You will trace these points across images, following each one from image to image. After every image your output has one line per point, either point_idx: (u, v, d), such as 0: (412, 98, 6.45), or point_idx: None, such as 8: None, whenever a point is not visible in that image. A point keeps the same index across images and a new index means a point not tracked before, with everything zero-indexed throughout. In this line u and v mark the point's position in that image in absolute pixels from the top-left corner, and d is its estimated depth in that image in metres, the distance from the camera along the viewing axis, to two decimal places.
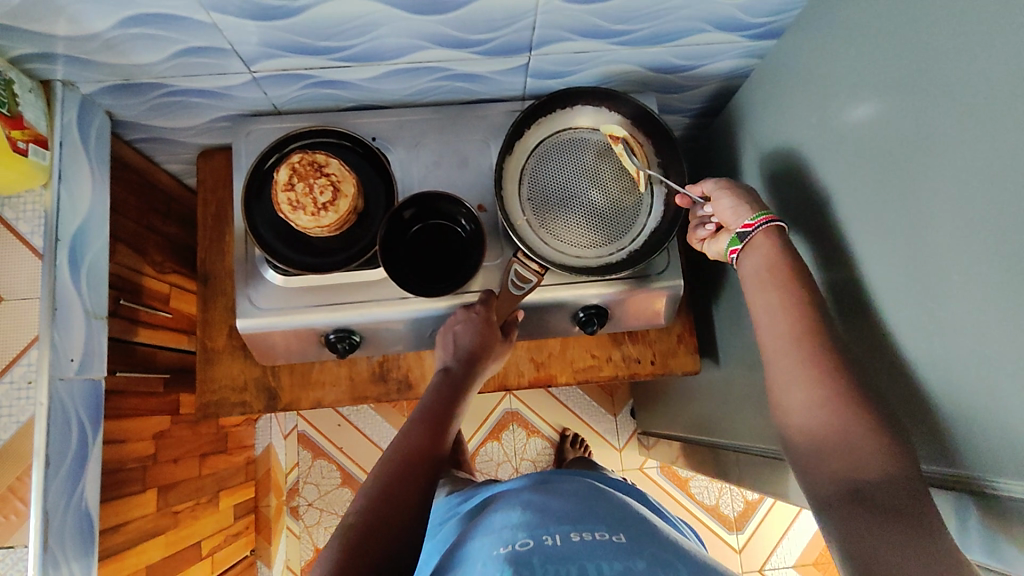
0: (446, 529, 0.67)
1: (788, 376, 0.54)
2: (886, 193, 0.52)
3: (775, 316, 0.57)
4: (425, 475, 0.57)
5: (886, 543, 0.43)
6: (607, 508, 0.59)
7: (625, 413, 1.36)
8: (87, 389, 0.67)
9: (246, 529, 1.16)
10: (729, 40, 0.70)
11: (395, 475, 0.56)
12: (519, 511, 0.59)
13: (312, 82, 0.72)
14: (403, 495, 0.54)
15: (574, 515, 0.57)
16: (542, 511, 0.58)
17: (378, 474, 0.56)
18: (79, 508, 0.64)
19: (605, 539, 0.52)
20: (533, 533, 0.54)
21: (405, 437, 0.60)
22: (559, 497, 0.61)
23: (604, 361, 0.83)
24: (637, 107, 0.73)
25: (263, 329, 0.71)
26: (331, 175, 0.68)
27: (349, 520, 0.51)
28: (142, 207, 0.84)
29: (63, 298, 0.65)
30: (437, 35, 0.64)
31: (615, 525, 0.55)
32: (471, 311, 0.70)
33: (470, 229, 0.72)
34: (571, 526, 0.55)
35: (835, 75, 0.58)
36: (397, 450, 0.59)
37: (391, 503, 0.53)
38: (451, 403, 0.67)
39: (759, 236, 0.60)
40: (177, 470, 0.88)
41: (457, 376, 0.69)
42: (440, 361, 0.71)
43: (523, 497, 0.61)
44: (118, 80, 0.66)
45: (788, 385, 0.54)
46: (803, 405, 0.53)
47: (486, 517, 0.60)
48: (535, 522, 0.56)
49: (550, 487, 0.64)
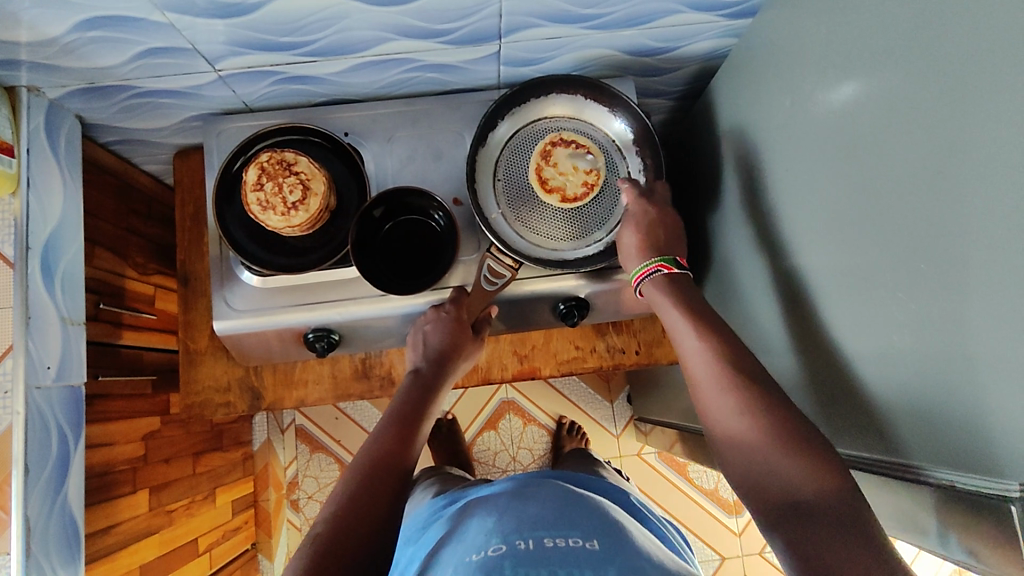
0: (430, 532, 0.67)
1: (715, 398, 0.55)
2: (861, 176, 0.50)
3: (693, 349, 0.59)
4: (394, 478, 0.57)
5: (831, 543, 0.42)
6: (585, 513, 0.59)
7: (622, 400, 1.36)
8: (66, 395, 0.67)
9: (246, 523, 1.18)
10: (705, 20, 0.67)
11: (362, 484, 0.55)
12: (494, 517, 0.59)
13: (280, 79, 0.70)
14: (371, 503, 0.54)
15: (550, 519, 0.57)
16: (517, 515, 0.58)
17: (347, 481, 0.56)
18: (63, 512, 0.65)
19: (577, 546, 0.52)
20: (506, 537, 0.54)
21: (373, 444, 0.60)
22: (535, 500, 0.61)
23: (588, 352, 0.82)
24: (612, 93, 0.71)
25: (241, 330, 0.70)
26: (300, 173, 0.67)
27: (315, 531, 0.51)
28: (121, 209, 0.83)
29: (37, 307, 0.65)
30: (403, 26, 0.63)
31: (592, 531, 0.55)
32: (440, 311, 0.69)
33: (444, 223, 0.71)
34: (545, 530, 0.55)
35: (810, 54, 0.55)
36: (367, 455, 0.59)
37: (357, 510, 0.53)
38: (421, 402, 0.67)
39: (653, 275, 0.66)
40: (169, 469, 0.88)
41: (427, 376, 0.69)
42: (411, 362, 0.71)
43: (501, 502, 0.62)
44: (84, 84, 0.66)
45: (719, 413, 0.54)
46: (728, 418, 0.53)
47: (465, 522, 0.61)
48: (509, 527, 0.56)
49: (529, 491, 0.64)
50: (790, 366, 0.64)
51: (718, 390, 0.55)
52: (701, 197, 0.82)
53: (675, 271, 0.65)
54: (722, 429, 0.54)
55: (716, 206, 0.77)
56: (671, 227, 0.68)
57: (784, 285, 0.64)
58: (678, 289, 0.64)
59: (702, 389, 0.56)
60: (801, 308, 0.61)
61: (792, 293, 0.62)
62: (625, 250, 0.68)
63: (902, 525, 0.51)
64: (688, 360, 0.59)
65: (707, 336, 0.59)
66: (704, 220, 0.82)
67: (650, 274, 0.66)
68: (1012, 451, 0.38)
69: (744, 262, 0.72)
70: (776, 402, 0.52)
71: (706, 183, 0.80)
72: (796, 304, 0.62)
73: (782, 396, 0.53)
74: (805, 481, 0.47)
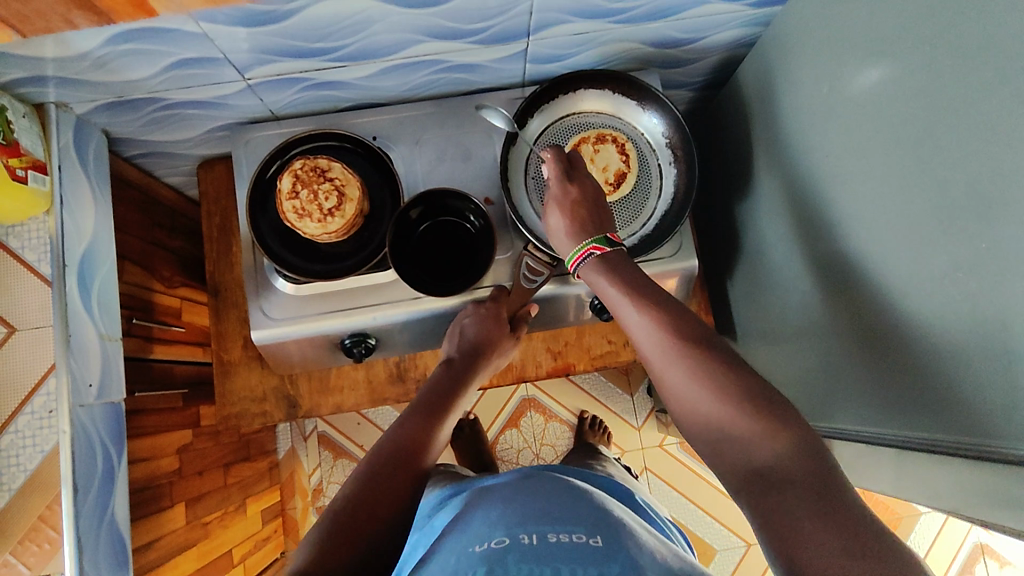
0: (434, 521, 0.68)
1: (671, 373, 0.54)
2: (903, 160, 0.51)
3: (635, 320, 0.58)
4: (420, 463, 0.59)
5: (790, 507, 0.43)
6: (588, 509, 0.59)
7: (642, 392, 1.36)
8: (108, 412, 0.67)
9: (275, 532, 1.17)
10: (730, 10, 0.68)
11: (376, 467, 0.56)
12: (498, 510, 0.60)
13: (308, 85, 0.70)
14: (380, 486, 0.54)
15: (556, 514, 0.57)
16: (522, 509, 0.59)
17: (370, 459, 0.57)
18: (111, 529, 0.65)
19: (581, 542, 0.52)
20: (509, 531, 0.55)
21: (397, 431, 0.61)
22: (540, 494, 0.62)
23: (621, 346, 0.82)
24: (640, 87, 0.71)
25: (277, 339, 0.70)
26: (334, 179, 0.66)
27: (338, 504, 0.52)
28: (147, 223, 0.83)
29: (76, 325, 0.64)
30: (432, 27, 0.63)
31: (596, 528, 0.55)
32: (480, 307, 0.70)
33: (479, 224, 0.71)
34: (550, 524, 0.55)
35: (845, 40, 0.56)
36: (394, 439, 0.60)
37: (382, 487, 0.54)
38: (449, 392, 0.68)
39: (591, 265, 0.62)
40: (203, 482, 0.88)
41: (458, 368, 0.70)
42: (444, 352, 0.73)
43: (506, 496, 0.63)
44: (112, 98, 0.65)
45: (682, 391, 0.54)
46: (691, 395, 0.53)
47: (469, 514, 0.62)
48: (512, 521, 0.57)
49: (533, 486, 0.64)
50: (830, 350, 0.65)
51: (671, 365, 0.55)
52: (727, 187, 0.82)
53: (608, 249, 0.62)
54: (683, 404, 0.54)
55: (746, 195, 0.78)
56: (594, 199, 0.65)
57: (822, 269, 0.64)
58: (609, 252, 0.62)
59: (660, 368, 0.56)
60: (842, 293, 0.61)
61: (831, 278, 0.63)
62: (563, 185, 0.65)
63: (954, 504, 0.51)
64: (637, 338, 0.58)
65: (651, 308, 0.57)
66: (730, 210, 0.82)
67: (585, 257, 0.63)
68: None
69: (777, 250, 0.73)
70: (727, 370, 0.52)
71: (733, 173, 0.81)
72: (834, 290, 0.63)
73: None
74: (769, 451, 0.47)
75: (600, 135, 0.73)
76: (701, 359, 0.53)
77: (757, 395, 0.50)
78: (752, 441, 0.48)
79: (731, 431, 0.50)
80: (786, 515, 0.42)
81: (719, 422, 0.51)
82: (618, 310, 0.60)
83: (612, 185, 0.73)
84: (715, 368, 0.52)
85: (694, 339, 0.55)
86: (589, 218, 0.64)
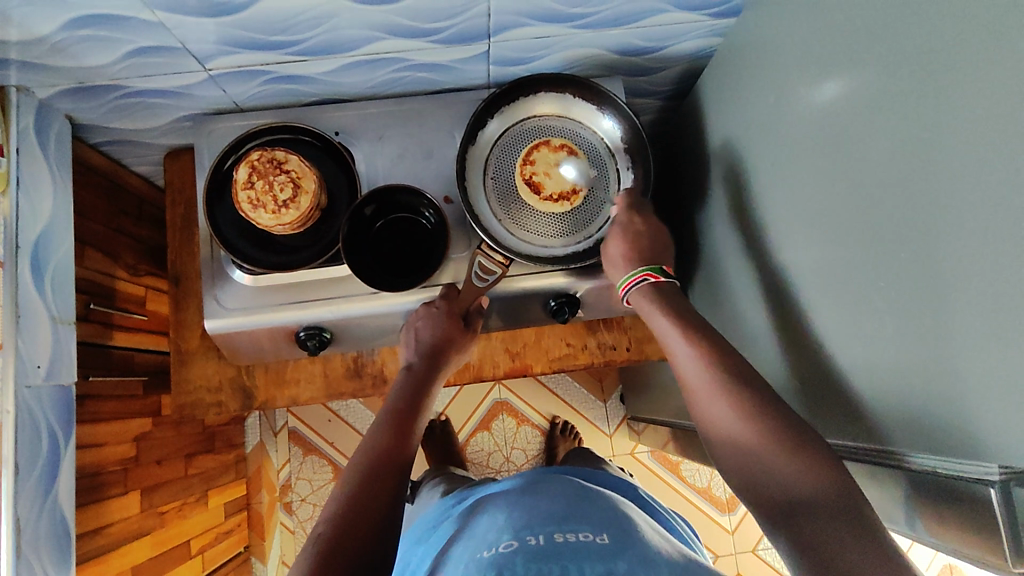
0: (441, 529, 0.67)
1: (714, 407, 0.54)
2: (843, 170, 0.51)
3: (686, 352, 0.58)
4: (391, 474, 0.57)
5: (831, 539, 0.43)
6: (596, 509, 0.59)
7: (614, 399, 1.36)
8: (55, 394, 0.67)
9: (239, 526, 1.17)
10: (689, 20, 0.68)
11: (362, 482, 0.55)
12: (504, 514, 0.59)
13: (272, 78, 0.71)
14: (369, 502, 0.54)
15: (560, 516, 0.57)
16: (530, 511, 0.59)
17: (346, 480, 0.56)
18: (53, 512, 0.65)
19: (589, 539, 0.53)
20: (517, 534, 0.55)
21: (372, 441, 0.60)
22: (545, 496, 0.62)
23: (579, 349, 0.82)
24: (599, 91, 0.72)
25: (232, 330, 0.70)
26: (290, 172, 0.67)
27: (319, 529, 0.51)
28: (112, 211, 0.83)
29: (27, 306, 0.65)
30: (392, 25, 0.63)
31: (602, 526, 0.55)
32: (432, 306, 0.70)
33: (434, 221, 0.71)
34: (556, 525, 0.56)
35: (793, 51, 0.56)
36: (365, 456, 0.58)
37: (360, 507, 0.53)
38: (417, 396, 0.67)
39: (639, 292, 0.65)
40: (161, 471, 0.87)
41: (421, 372, 0.69)
42: (404, 358, 0.71)
43: (513, 500, 0.62)
44: (74, 84, 0.66)
45: (720, 422, 0.54)
46: (729, 426, 0.53)
47: (476, 519, 0.61)
48: (519, 524, 0.56)
49: (539, 488, 0.64)
50: (779, 358, 0.65)
51: (714, 399, 0.55)
52: (689, 194, 0.83)
53: (662, 279, 0.65)
54: (722, 435, 0.53)
55: (704, 203, 0.78)
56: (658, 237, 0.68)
57: (772, 277, 0.65)
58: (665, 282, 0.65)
59: (704, 404, 0.56)
60: (789, 301, 0.62)
61: (780, 287, 0.63)
62: (619, 232, 0.68)
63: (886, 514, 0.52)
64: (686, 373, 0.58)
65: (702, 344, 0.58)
66: (692, 218, 0.83)
67: (636, 283, 0.65)
68: (992, 436, 0.39)
69: (732, 258, 0.73)
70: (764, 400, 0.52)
71: (694, 181, 0.81)
72: (781, 298, 0.63)
73: (760, 384, 0.53)
74: (808, 484, 0.47)
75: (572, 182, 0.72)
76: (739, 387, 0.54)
77: (792, 428, 0.50)
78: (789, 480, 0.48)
79: (769, 466, 0.49)
80: (823, 549, 0.42)
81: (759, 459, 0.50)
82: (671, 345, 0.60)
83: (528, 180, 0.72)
84: (756, 402, 0.52)
85: (730, 366, 0.55)
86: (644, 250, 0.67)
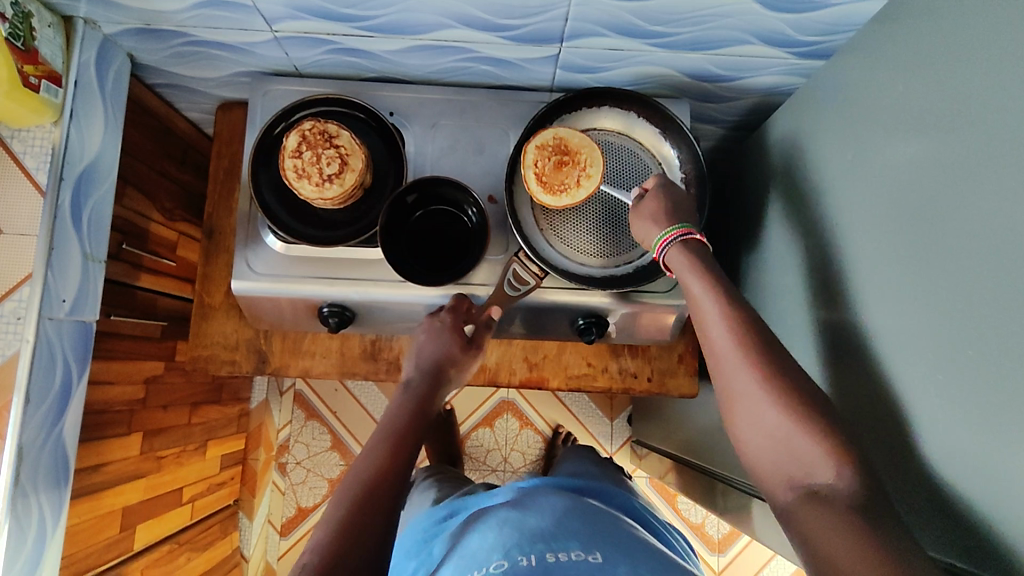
0: (435, 543, 0.66)
1: (732, 372, 0.52)
2: (908, 246, 0.49)
3: (716, 326, 0.54)
4: (386, 499, 0.55)
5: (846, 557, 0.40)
6: (589, 525, 0.58)
7: (622, 419, 1.34)
8: (76, 330, 0.67)
9: (231, 480, 1.17)
10: (769, 54, 0.66)
11: (354, 507, 0.53)
12: (495, 530, 0.58)
13: (336, 49, 0.70)
14: (362, 527, 0.51)
15: (551, 532, 0.56)
16: (519, 526, 0.57)
17: (337, 505, 0.53)
18: (57, 448, 0.64)
19: (580, 559, 0.52)
20: (508, 553, 0.53)
21: (365, 463, 0.58)
22: (537, 511, 0.60)
23: (599, 371, 0.80)
24: (664, 114, 0.70)
25: (259, 294, 0.70)
26: (340, 147, 0.66)
27: (303, 559, 0.49)
28: (158, 153, 0.83)
29: (61, 238, 0.64)
30: (467, 15, 0.62)
31: (592, 543, 0.54)
32: (436, 321, 0.69)
33: (476, 220, 0.70)
34: (547, 542, 0.54)
35: (879, 110, 0.54)
36: (357, 478, 0.56)
37: (352, 531, 0.51)
38: (416, 412, 0.65)
39: (671, 249, 0.61)
40: (165, 416, 0.88)
41: (420, 389, 0.68)
42: (405, 374, 0.70)
43: (503, 514, 0.60)
44: (139, 24, 0.65)
45: (744, 404, 0.51)
46: (753, 410, 0.50)
47: (467, 535, 0.60)
48: (510, 542, 0.55)
49: (530, 502, 0.62)
50: None
51: (747, 383, 0.51)
52: (739, 232, 0.80)
53: (694, 237, 0.61)
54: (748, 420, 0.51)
55: (755, 245, 0.76)
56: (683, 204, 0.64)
57: (816, 338, 0.62)
58: (699, 250, 0.60)
59: (727, 371, 0.52)
60: (832, 368, 0.59)
61: (824, 352, 0.61)
62: (645, 214, 0.64)
63: None
64: (711, 339, 0.55)
65: (728, 305, 0.55)
66: (738, 257, 0.80)
67: (673, 240, 0.61)
68: None
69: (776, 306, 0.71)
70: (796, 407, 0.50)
71: (747, 220, 0.78)
72: (824, 363, 0.61)
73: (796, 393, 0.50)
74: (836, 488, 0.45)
75: (566, 173, 0.66)
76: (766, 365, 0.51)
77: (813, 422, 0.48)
78: (814, 467, 0.46)
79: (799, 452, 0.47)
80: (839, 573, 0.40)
81: (783, 441, 0.48)
82: (698, 312, 0.57)
83: (545, 172, 0.66)
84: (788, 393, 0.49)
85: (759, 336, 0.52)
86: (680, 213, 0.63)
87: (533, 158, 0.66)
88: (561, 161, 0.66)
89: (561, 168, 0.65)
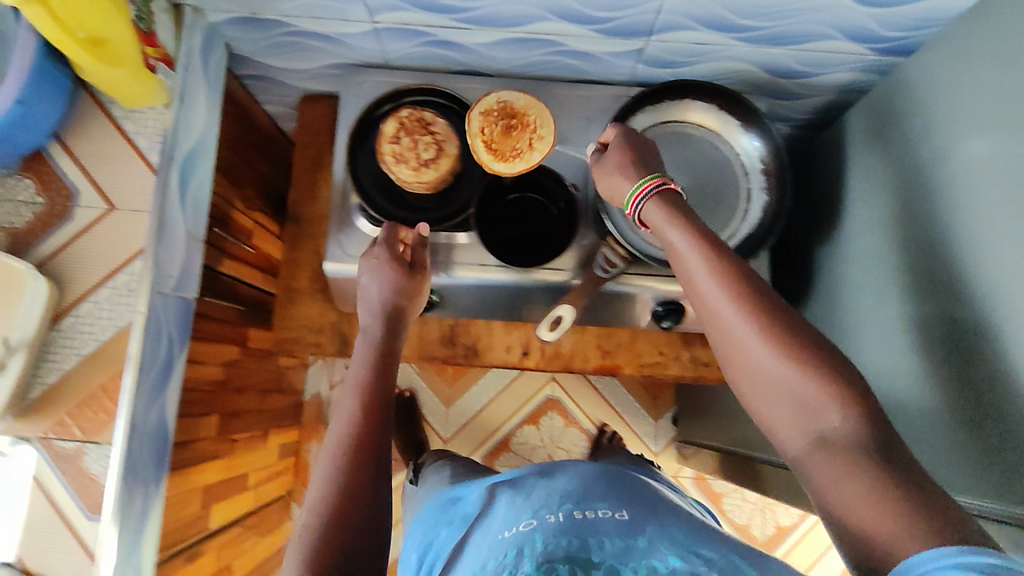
0: (454, 510, 0.62)
1: (726, 327, 0.48)
2: (1011, 230, 0.50)
3: (703, 281, 0.50)
4: (372, 460, 0.50)
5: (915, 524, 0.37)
6: (623, 487, 0.56)
7: (667, 419, 1.34)
8: (179, 308, 0.69)
9: (285, 470, 1.19)
10: (851, 49, 0.68)
11: (337, 474, 0.49)
12: (520, 496, 0.54)
13: (428, 41, 0.72)
14: (351, 498, 0.47)
15: (576, 493, 0.53)
16: (547, 491, 0.54)
17: (319, 476, 0.49)
18: (157, 420, 0.66)
19: (608, 516, 0.49)
20: (536, 512, 0.50)
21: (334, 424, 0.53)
22: (572, 477, 0.56)
23: (671, 359, 0.82)
24: (749, 107, 0.72)
25: (345, 277, 0.72)
26: (436, 134, 0.69)
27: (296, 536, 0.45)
28: (243, 142, 0.86)
29: (169, 216, 0.66)
30: (564, 8, 0.64)
31: (621, 502, 0.52)
32: (375, 256, 0.65)
33: (563, 208, 0.73)
34: (573, 504, 0.51)
35: (973, 98, 0.56)
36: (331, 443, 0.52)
37: (342, 503, 0.47)
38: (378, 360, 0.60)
39: (649, 205, 0.55)
40: (239, 399, 0.89)
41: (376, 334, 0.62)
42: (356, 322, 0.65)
43: (534, 481, 0.57)
44: (245, 14, 0.68)
45: (750, 361, 0.47)
46: (761, 368, 0.46)
47: (489, 501, 0.57)
48: (537, 505, 0.51)
49: (560, 470, 0.59)
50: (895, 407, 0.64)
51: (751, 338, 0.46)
52: (810, 226, 0.82)
53: (672, 187, 0.56)
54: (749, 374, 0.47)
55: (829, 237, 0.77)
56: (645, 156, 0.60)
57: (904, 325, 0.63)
58: (672, 200, 0.55)
59: (719, 318, 0.49)
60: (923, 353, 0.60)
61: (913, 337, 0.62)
62: (613, 171, 0.60)
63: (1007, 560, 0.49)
64: (702, 293, 0.50)
65: (711, 255, 0.50)
66: (809, 250, 0.82)
67: (648, 191, 0.56)
68: None
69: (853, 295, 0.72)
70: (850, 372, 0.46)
71: (819, 213, 0.80)
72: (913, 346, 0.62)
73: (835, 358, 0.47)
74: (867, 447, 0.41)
75: (508, 138, 0.67)
76: (772, 320, 0.47)
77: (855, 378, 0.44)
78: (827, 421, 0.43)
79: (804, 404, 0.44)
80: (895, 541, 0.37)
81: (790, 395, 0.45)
82: (680, 265, 0.52)
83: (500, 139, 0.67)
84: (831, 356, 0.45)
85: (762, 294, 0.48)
86: (650, 166, 0.59)
87: (481, 125, 0.67)
88: (506, 126, 0.68)
89: (510, 134, 0.67)
